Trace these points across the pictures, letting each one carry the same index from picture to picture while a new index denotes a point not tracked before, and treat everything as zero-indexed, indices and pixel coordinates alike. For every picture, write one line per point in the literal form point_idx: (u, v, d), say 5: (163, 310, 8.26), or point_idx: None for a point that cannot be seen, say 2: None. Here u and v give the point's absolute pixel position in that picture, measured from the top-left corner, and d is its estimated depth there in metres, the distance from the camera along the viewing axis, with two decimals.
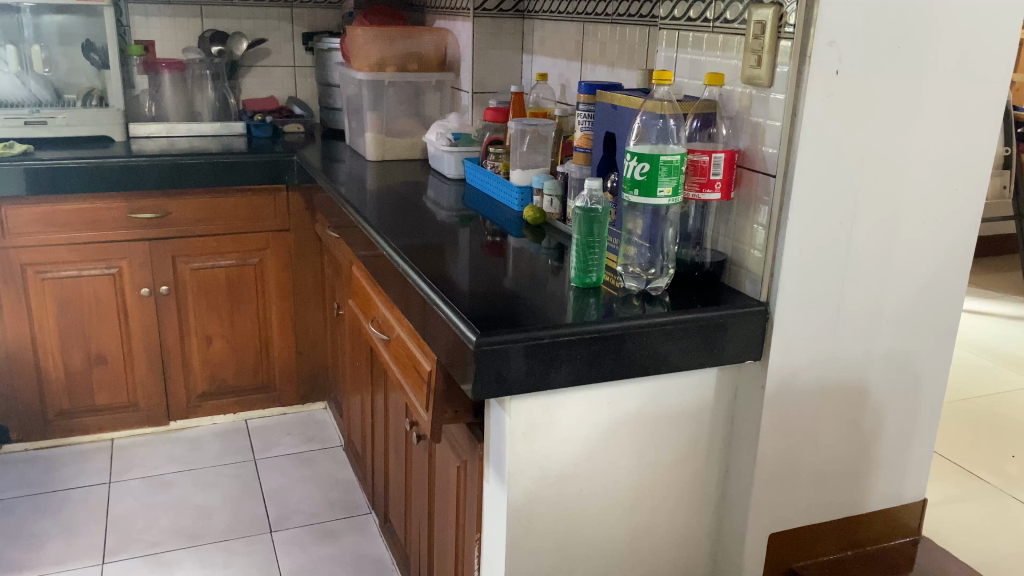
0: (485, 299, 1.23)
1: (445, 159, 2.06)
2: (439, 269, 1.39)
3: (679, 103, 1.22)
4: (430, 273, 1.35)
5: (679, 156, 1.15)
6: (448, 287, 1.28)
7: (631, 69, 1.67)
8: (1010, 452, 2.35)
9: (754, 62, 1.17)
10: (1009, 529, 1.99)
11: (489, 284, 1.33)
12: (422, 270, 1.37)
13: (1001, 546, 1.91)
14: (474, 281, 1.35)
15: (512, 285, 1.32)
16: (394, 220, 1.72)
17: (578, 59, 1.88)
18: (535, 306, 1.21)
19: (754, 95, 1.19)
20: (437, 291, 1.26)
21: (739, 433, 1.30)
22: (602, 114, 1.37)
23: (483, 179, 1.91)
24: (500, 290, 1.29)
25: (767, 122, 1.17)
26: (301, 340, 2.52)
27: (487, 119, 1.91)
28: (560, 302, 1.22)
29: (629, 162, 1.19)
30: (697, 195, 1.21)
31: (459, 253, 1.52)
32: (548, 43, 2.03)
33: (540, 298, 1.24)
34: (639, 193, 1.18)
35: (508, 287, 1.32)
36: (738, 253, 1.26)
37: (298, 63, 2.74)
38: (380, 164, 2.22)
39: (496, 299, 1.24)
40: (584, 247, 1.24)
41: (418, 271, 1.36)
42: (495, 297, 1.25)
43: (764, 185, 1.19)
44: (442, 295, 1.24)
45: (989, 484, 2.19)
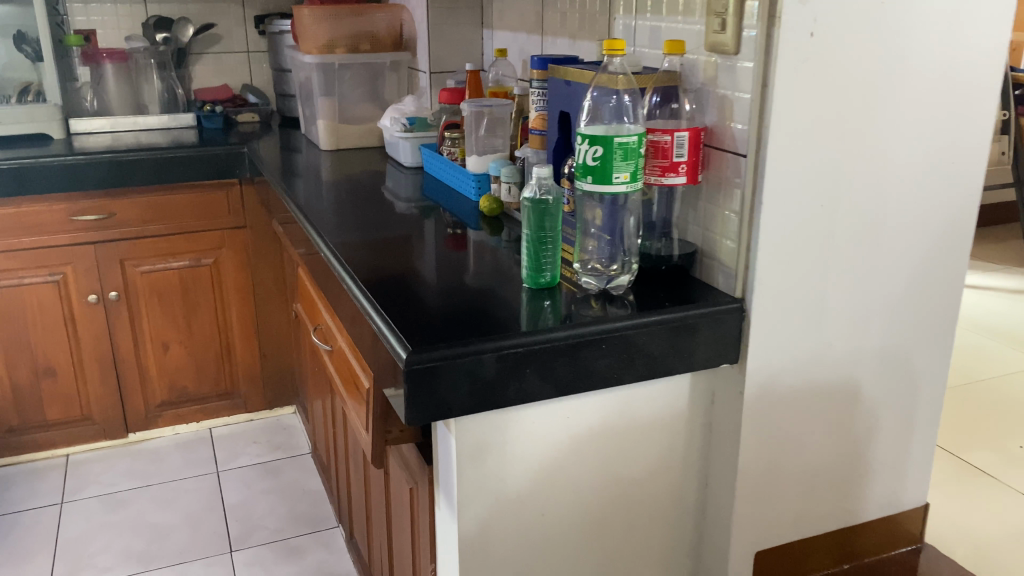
0: (427, 306, 1.09)
1: (401, 146, 1.91)
2: (383, 271, 1.25)
3: (635, 77, 1.06)
4: (373, 278, 1.21)
5: (636, 137, 1.02)
6: (388, 293, 1.14)
7: (592, 41, 1.53)
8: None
9: (718, 25, 1.03)
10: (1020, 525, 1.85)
11: (436, 287, 1.19)
12: (363, 275, 1.23)
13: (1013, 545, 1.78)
14: (420, 282, 1.21)
15: (460, 286, 1.19)
16: (340, 217, 1.58)
17: (538, 32, 1.73)
18: (481, 312, 1.06)
19: (720, 64, 1.04)
20: (375, 299, 1.12)
21: (718, 441, 1.17)
22: (555, 90, 1.23)
23: (440, 166, 1.76)
24: (446, 294, 1.15)
25: (734, 95, 1.03)
26: (264, 342, 2.39)
27: (442, 102, 1.77)
28: (509, 307, 1.08)
29: (580, 146, 1.05)
30: (660, 180, 1.07)
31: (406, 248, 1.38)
32: (507, 16, 1.88)
33: (489, 302, 1.10)
34: (593, 180, 1.04)
35: (455, 288, 1.18)
36: (708, 243, 1.11)
37: (252, 48, 2.58)
38: (335, 154, 2.07)
39: (438, 304, 1.10)
40: (534, 244, 1.10)
41: (359, 276, 1.22)
42: (438, 303, 1.10)
43: (734, 166, 1.05)
44: (378, 305, 1.10)
45: (998, 478, 2.05)
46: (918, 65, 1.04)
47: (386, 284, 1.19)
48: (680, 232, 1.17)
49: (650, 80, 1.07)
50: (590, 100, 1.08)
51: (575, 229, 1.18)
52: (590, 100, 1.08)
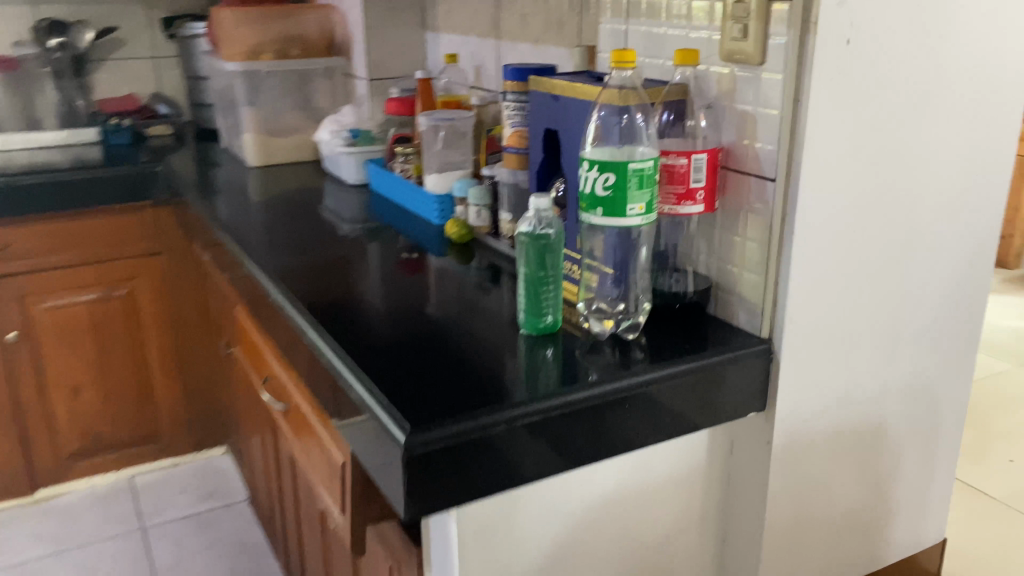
0: (410, 365, 0.93)
1: (343, 162, 1.73)
2: (347, 319, 1.08)
3: (647, 90, 0.93)
4: (338, 328, 1.04)
5: (652, 161, 0.89)
6: (360, 349, 0.98)
7: (561, 46, 1.40)
8: (1011, 456, 2.17)
9: (739, 30, 0.90)
10: (1007, 538, 1.81)
11: (412, 337, 1.03)
12: (325, 325, 1.05)
13: (1005, 561, 1.73)
14: (392, 331, 1.04)
15: (442, 335, 1.03)
16: (281, 247, 1.39)
17: (493, 35, 1.59)
18: (477, 372, 0.91)
19: (738, 75, 0.92)
20: (346, 358, 0.95)
21: (739, 494, 1.06)
22: (537, 106, 1.09)
23: (391, 185, 1.59)
24: (428, 346, 0.99)
25: (758, 110, 0.91)
26: (189, 379, 2.17)
27: (390, 112, 1.63)
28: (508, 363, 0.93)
29: (586, 173, 0.91)
30: (675, 210, 0.94)
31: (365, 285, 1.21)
32: (454, 18, 1.73)
33: (483, 358, 0.95)
34: (603, 213, 0.90)
35: (436, 337, 1.02)
36: (726, 276, 0.99)
37: (160, 53, 2.33)
38: (263, 170, 1.88)
39: (424, 362, 0.94)
40: (532, 286, 0.95)
41: (321, 326, 1.05)
42: (423, 360, 0.95)
43: (759, 191, 0.93)
44: (352, 366, 0.93)
45: (979, 489, 2.01)
46: (953, 75, 0.94)
47: (354, 336, 1.02)
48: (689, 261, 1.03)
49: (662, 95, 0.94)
50: (594, 120, 0.94)
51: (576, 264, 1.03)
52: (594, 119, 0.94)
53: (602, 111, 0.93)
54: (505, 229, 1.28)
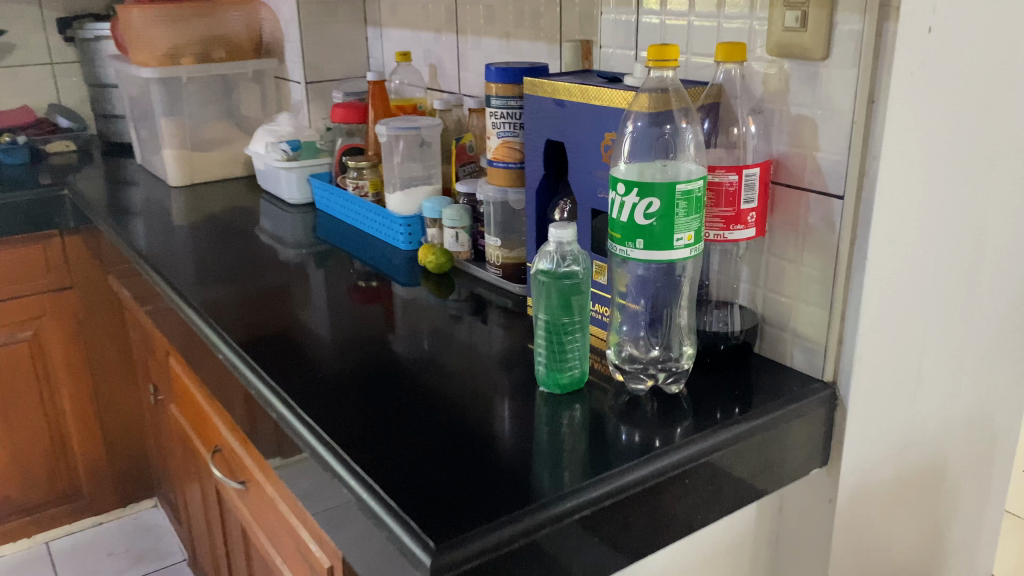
0: (406, 441, 0.74)
1: (281, 178, 1.51)
2: (311, 373, 0.88)
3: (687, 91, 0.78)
4: (304, 388, 0.84)
5: (701, 181, 0.73)
6: (338, 418, 0.78)
7: (537, 40, 1.23)
8: None
9: (795, 20, 0.75)
10: None
11: (397, 394, 0.84)
12: (287, 385, 0.85)
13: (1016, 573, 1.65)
14: (372, 387, 0.85)
15: (432, 390, 0.85)
16: (217, 280, 1.18)
17: (453, 30, 1.41)
18: (491, 445, 0.73)
19: (792, 72, 0.77)
20: (322, 434, 0.76)
21: (792, 557, 0.91)
22: (536, 112, 0.93)
23: (343, 204, 1.40)
24: (420, 408, 0.81)
25: (820, 114, 0.76)
26: (109, 426, 1.92)
27: (336, 120, 1.43)
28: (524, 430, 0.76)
29: (620, 198, 0.74)
30: (722, 236, 0.78)
31: (327, 326, 1.02)
32: (403, 11, 1.54)
33: (493, 423, 0.77)
34: (644, 245, 0.74)
35: (427, 394, 0.84)
36: (776, 310, 0.84)
37: (56, 59, 2.06)
38: (188, 190, 1.65)
39: (422, 434, 0.75)
40: (551, 335, 0.78)
41: (282, 386, 0.85)
42: (420, 430, 0.76)
43: (821, 210, 0.78)
44: (333, 446, 0.74)
45: None
46: None
47: (325, 399, 0.82)
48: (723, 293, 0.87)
49: (703, 93, 0.79)
50: (629, 129, 0.79)
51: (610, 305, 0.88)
52: (629, 129, 0.79)
53: (639, 120, 0.78)
54: (492, 255, 1.10)
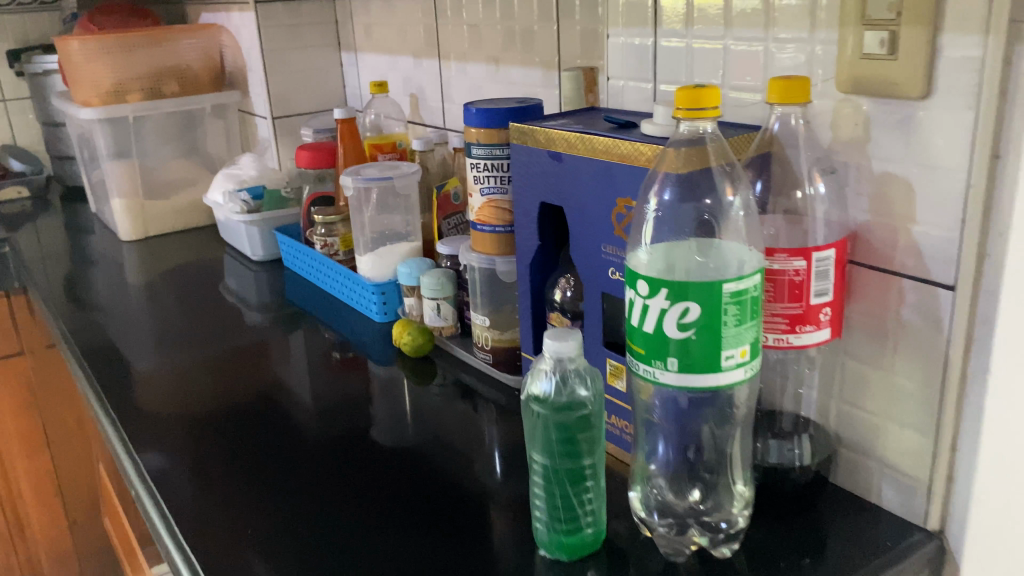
0: (370, 557, 0.63)
1: (242, 232, 1.31)
2: (271, 463, 0.77)
3: (731, 143, 0.59)
4: (259, 484, 0.74)
5: (757, 274, 0.52)
6: (267, 562, 0.63)
7: (531, 67, 1.03)
8: None
9: (878, 43, 0.54)
10: None
11: (357, 505, 0.70)
12: (240, 479, 0.75)
13: None
14: (340, 479, 0.74)
15: (410, 482, 0.73)
16: (150, 366, 1.00)
17: (434, 55, 1.21)
18: (474, 563, 0.61)
19: (873, 116, 0.56)
20: (270, 546, 0.65)
21: None
22: (525, 167, 0.72)
23: (310, 264, 1.19)
24: (391, 508, 0.69)
25: (916, 174, 0.55)
26: (72, 505, 1.72)
27: (300, 164, 1.23)
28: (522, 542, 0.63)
29: (642, 300, 0.53)
30: (785, 342, 0.57)
31: (269, 431, 0.83)
32: (379, 34, 1.34)
33: (480, 531, 0.65)
34: (679, 366, 0.53)
35: (403, 489, 0.72)
36: (855, 427, 0.63)
37: (9, 95, 1.87)
38: (144, 244, 1.46)
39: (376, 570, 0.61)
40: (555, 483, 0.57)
41: (228, 489, 0.73)
42: (374, 564, 0.62)
43: (920, 302, 0.57)
44: (279, 566, 0.62)
45: None
46: None
47: (281, 498, 0.71)
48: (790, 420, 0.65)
49: (754, 142, 0.60)
50: (653, 206, 0.57)
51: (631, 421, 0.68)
52: (651, 210, 0.57)
53: (665, 191, 0.56)
54: (479, 337, 0.88)
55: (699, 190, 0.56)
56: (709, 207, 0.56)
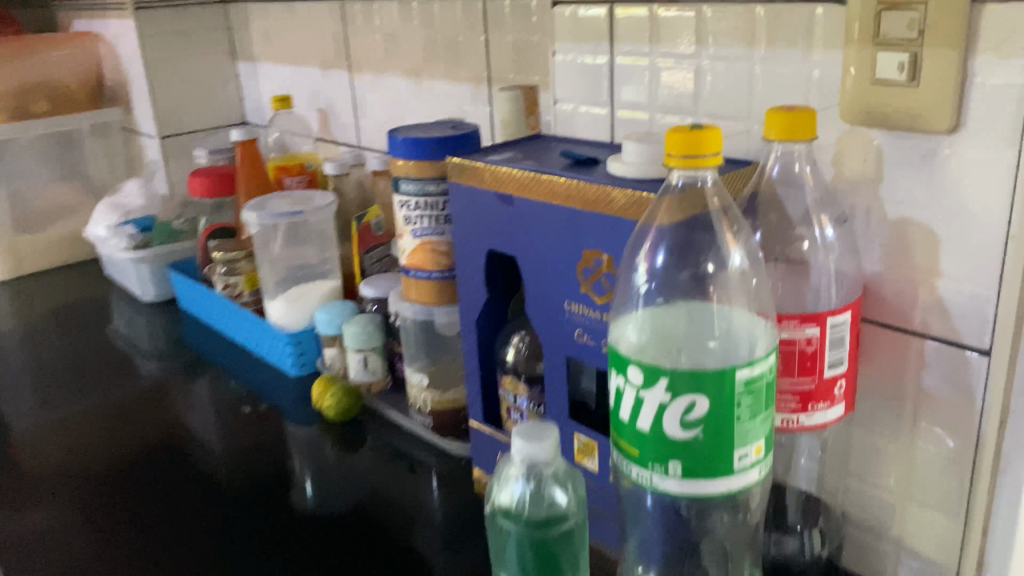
0: None
1: (130, 271, 1.16)
2: (180, 527, 0.69)
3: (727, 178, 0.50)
4: (158, 564, 0.64)
5: (770, 355, 0.43)
6: None
7: (457, 81, 0.91)
8: None
9: (896, 67, 0.45)
10: None
11: None
12: (137, 559, 0.65)
13: None
14: (249, 562, 0.64)
15: (331, 558, 0.64)
16: (28, 425, 0.87)
17: (344, 66, 1.08)
18: None
19: (887, 153, 0.48)
20: None
21: None
22: (466, 210, 0.61)
23: (211, 307, 1.05)
24: None
25: (941, 222, 0.46)
26: None
27: (193, 193, 1.08)
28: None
29: (633, 392, 0.44)
30: (796, 421, 0.49)
31: (166, 509, 0.71)
32: (279, 41, 1.20)
33: None
34: (684, 471, 0.43)
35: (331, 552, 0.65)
36: (867, 504, 0.55)
37: None
38: (16, 285, 1.28)
39: None
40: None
41: None
42: None
43: (946, 368, 0.49)
44: None
45: None
46: None
47: None
48: (796, 504, 0.56)
49: (750, 178, 0.51)
50: (642, 273, 0.47)
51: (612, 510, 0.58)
52: (642, 278, 0.47)
53: (658, 253, 0.46)
54: (415, 398, 0.77)
55: (696, 250, 0.46)
56: (712, 276, 0.46)
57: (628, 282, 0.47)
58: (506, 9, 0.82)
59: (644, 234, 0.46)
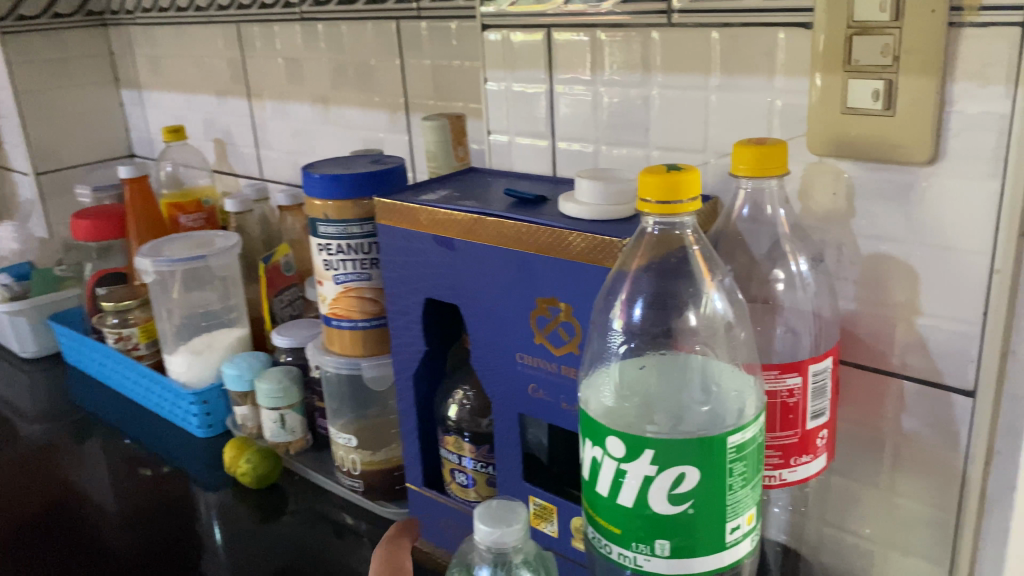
0: None
1: (5, 324, 1.04)
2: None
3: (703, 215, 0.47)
4: None
5: (758, 415, 0.39)
6: None
7: (370, 109, 0.85)
8: None
9: (870, 96, 0.42)
10: None
11: None
12: None
13: None
14: None
15: None
16: None
17: (243, 94, 1.00)
18: None
19: (861, 186, 0.45)
20: None
21: None
22: (399, 255, 0.56)
23: (101, 361, 0.95)
24: None
25: (920, 258, 0.43)
26: None
27: (76, 236, 0.98)
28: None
29: (612, 460, 0.39)
30: (779, 478, 0.45)
31: None
32: (168, 68, 1.11)
33: None
34: (672, 546, 0.39)
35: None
36: (846, 554, 0.51)
37: None
38: None
39: None
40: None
41: None
42: None
43: (928, 410, 0.46)
44: None
45: None
46: None
47: None
48: (774, 557, 0.53)
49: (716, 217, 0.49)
50: (619, 328, 0.44)
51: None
52: (618, 336, 0.44)
53: (635, 306, 0.43)
54: (343, 459, 0.69)
55: (675, 299, 0.43)
56: (695, 330, 0.43)
57: (603, 338, 0.43)
58: (423, 32, 0.77)
59: (619, 286, 0.43)
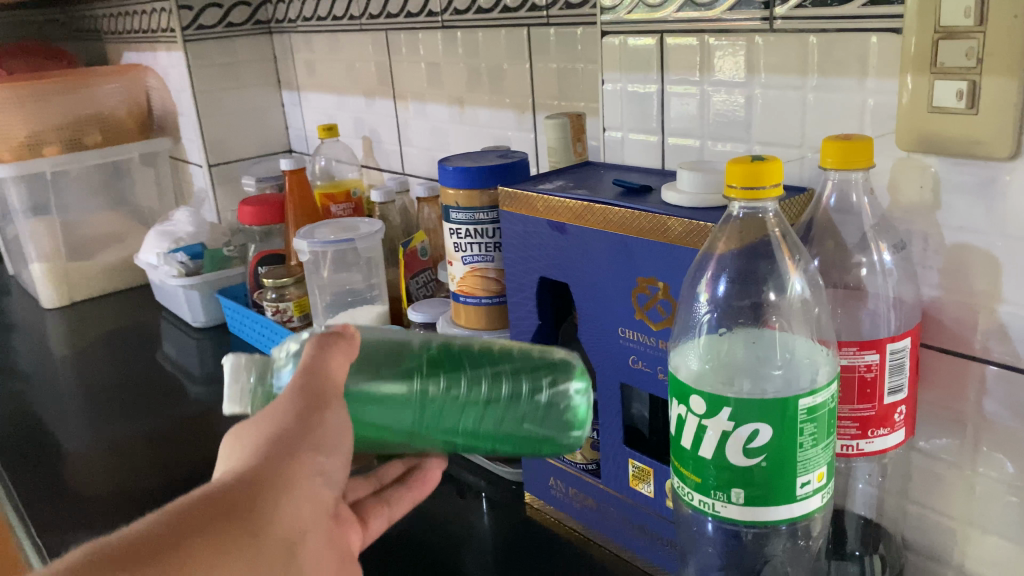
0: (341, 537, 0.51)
1: (181, 297, 1.18)
2: None
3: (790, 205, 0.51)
4: None
5: (829, 381, 0.43)
6: None
7: (500, 108, 0.93)
8: None
9: (954, 96, 0.45)
10: None
11: None
12: None
13: None
14: None
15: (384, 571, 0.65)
16: (86, 447, 0.90)
17: (388, 95, 1.10)
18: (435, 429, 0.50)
19: (948, 179, 0.48)
20: None
21: None
22: (517, 236, 0.62)
23: (260, 331, 1.07)
24: None
25: (1002, 247, 0.46)
26: None
27: (242, 221, 1.11)
28: (355, 344, 0.48)
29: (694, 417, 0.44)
30: (857, 450, 0.49)
31: None
32: (323, 72, 1.22)
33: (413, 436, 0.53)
34: (748, 497, 0.44)
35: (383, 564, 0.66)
36: (928, 530, 0.54)
37: None
38: (70, 310, 1.31)
39: None
40: (460, 415, 0.50)
41: None
42: None
43: (1009, 393, 0.48)
44: None
45: None
46: None
47: None
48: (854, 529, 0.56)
49: (807, 207, 0.52)
50: (704, 301, 0.49)
51: (669, 534, 0.58)
52: (704, 307, 0.49)
53: (720, 282, 0.48)
54: None
55: (761, 275, 0.47)
56: (774, 304, 0.48)
57: (690, 311, 0.49)
58: (550, 37, 0.83)
59: (707, 264, 0.48)
